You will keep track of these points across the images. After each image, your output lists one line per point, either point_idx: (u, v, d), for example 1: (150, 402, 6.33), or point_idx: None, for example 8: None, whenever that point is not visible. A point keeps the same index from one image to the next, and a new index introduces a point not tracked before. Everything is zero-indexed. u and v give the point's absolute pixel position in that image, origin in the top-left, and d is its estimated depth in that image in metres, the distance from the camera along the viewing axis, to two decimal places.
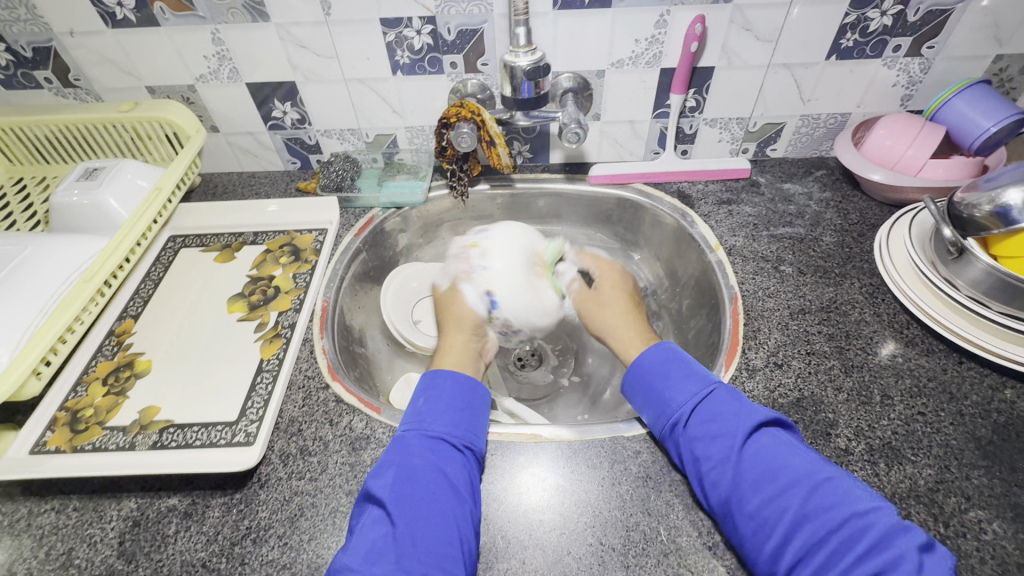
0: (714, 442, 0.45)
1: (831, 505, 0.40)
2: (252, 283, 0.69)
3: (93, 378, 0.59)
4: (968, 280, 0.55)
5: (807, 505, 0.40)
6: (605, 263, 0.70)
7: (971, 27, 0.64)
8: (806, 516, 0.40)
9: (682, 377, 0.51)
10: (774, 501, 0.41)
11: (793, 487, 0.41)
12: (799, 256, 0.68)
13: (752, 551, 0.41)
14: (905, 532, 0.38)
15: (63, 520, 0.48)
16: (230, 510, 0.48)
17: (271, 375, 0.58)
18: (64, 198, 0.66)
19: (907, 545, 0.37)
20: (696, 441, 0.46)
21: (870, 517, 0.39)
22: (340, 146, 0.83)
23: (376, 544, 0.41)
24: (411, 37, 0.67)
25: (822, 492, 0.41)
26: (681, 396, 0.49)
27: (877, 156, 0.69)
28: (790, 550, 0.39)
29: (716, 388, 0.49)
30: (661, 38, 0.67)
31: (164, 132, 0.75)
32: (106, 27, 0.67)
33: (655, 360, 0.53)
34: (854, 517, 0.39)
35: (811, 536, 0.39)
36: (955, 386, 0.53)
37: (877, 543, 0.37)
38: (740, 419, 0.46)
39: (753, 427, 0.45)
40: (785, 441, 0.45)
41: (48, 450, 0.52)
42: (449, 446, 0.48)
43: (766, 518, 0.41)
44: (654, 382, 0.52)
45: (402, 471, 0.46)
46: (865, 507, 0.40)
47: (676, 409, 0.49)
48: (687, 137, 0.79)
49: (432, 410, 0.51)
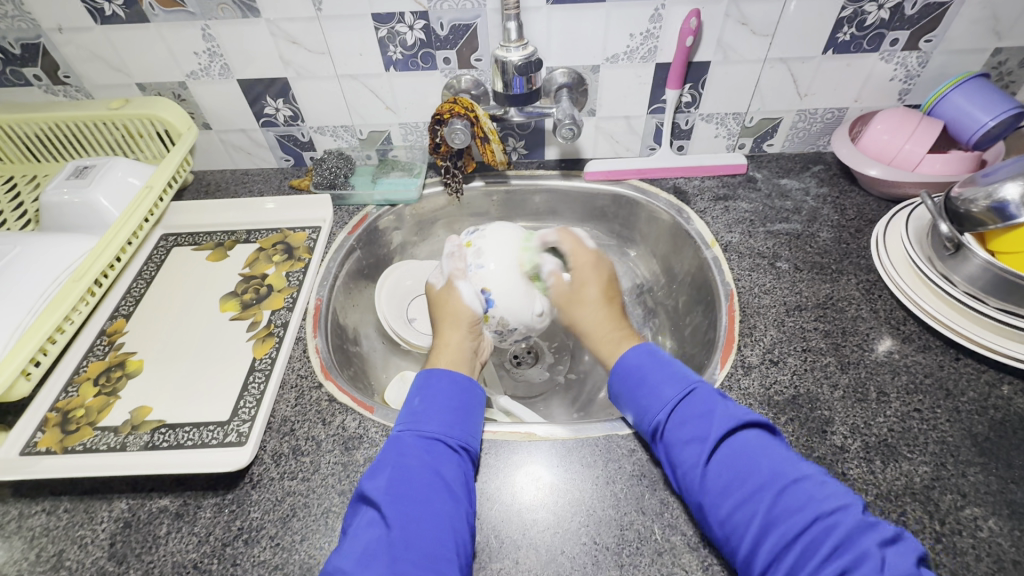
0: (687, 447, 0.45)
1: (797, 506, 0.39)
2: (245, 282, 0.68)
3: (85, 378, 0.58)
4: (965, 276, 0.54)
5: (775, 507, 0.40)
6: (585, 254, 0.64)
7: (970, 21, 0.64)
8: (773, 520, 0.40)
9: (658, 381, 0.50)
10: (744, 505, 0.41)
11: (760, 491, 0.41)
12: (795, 252, 0.67)
13: (730, 554, 0.41)
14: (871, 530, 0.37)
15: (53, 521, 0.48)
16: (222, 511, 0.48)
17: (264, 375, 0.58)
18: (54, 196, 0.65)
19: (871, 543, 0.36)
20: (673, 448, 0.46)
21: (836, 517, 0.38)
22: (333, 143, 0.82)
23: (369, 547, 0.41)
24: (404, 33, 0.66)
25: (790, 494, 0.40)
26: (657, 402, 0.49)
27: (875, 151, 0.69)
28: (762, 553, 0.39)
29: (694, 388, 0.48)
30: (657, 33, 0.66)
31: (155, 129, 0.74)
32: (95, 24, 0.67)
33: (632, 364, 0.52)
34: (820, 517, 0.38)
35: (778, 540, 0.39)
36: (952, 382, 0.53)
37: (841, 543, 0.37)
38: (712, 422, 0.45)
39: (724, 431, 0.44)
40: (758, 441, 0.44)
41: (39, 451, 0.52)
42: (444, 446, 0.48)
43: (737, 522, 0.41)
44: (631, 387, 0.51)
45: (397, 473, 0.45)
46: (833, 506, 0.39)
47: (653, 416, 0.48)
48: (683, 133, 0.79)
49: (427, 410, 0.50)
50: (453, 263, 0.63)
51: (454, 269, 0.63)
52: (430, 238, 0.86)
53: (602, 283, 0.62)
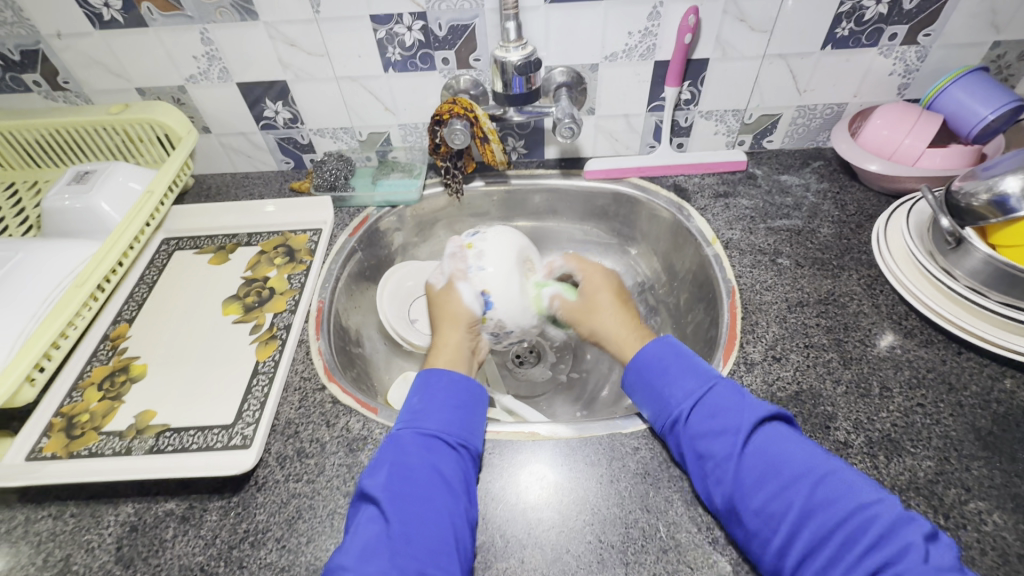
0: (717, 439, 0.45)
1: (836, 498, 0.40)
2: (247, 285, 0.69)
3: (89, 383, 0.58)
4: (967, 270, 0.54)
5: (813, 498, 0.40)
6: (590, 266, 0.66)
7: (968, 14, 0.64)
8: (811, 512, 0.40)
9: (682, 373, 0.50)
10: (779, 497, 0.41)
11: (796, 482, 0.41)
12: (796, 248, 0.67)
13: (759, 546, 0.41)
14: (911, 522, 0.38)
15: (60, 526, 0.48)
16: (228, 514, 0.48)
17: (267, 377, 0.58)
18: (56, 202, 0.66)
19: (913, 533, 0.37)
20: (699, 439, 0.46)
21: (874, 508, 0.39)
22: (333, 145, 0.82)
23: (369, 543, 0.41)
24: (402, 34, 0.66)
25: (827, 485, 0.40)
26: (682, 395, 0.49)
27: (875, 146, 0.69)
28: (798, 544, 0.39)
29: (719, 382, 0.49)
30: (655, 30, 0.66)
31: (155, 134, 0.74)
32: (93, 29, 0.67)
33: (656, 356, 0.53)
34: (858, 508, 0.39)
35: (816, 531, 0.39)
36: (954, 376, 0.53)
37: (884, 534, 0.37)
38: (742, 414, 0.46)
39: (754, 424, 0.45)
40: (786, 434, 0.45)
41: (44, 457, 0.52)
42: (443, 443, 0.48)
43: (772, 513, 0.41)
44: (656, 379, 0.51)
45: (396, 470, 0.45)
46: (869, 497, 0.39)
47: (678, 408, 0.48)
48: (682, 130, 0.79)
49: (426, 408, 0.51)
50: (454, 264, 0.64)
51: (456, 271, 0.63)
52: (430, 239, 0.86)
53: (613, 288, 0.64)
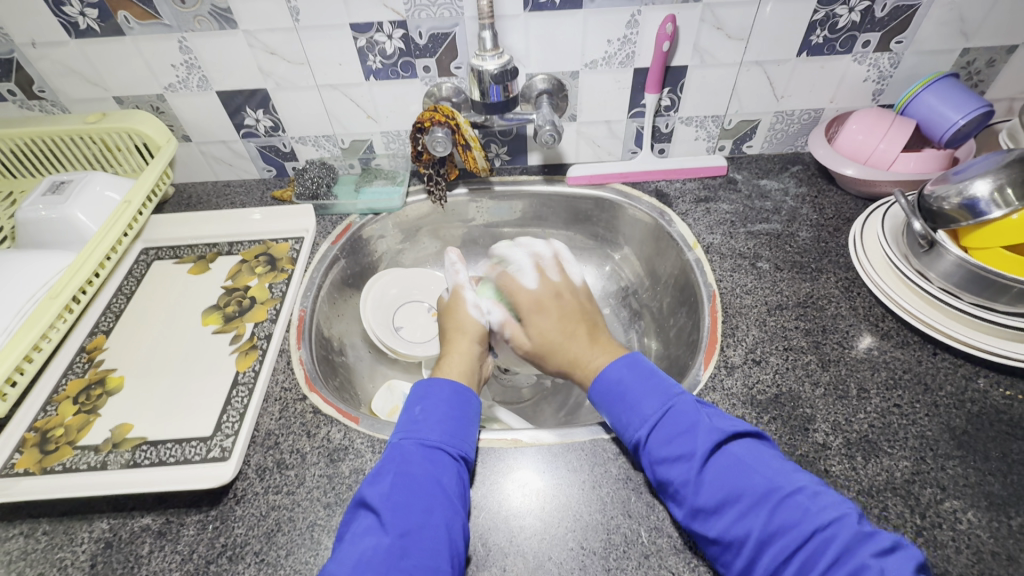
0: (675, 466, 0.44)
1: (794, 521, 0.39)
2: (228, 294, 0.68)
3: (63, 397, 0.57)
4: (940, 272, 0.55)
5: (771, 522, 0.40)
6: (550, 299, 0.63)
7: (938, 22, 0.65)
8: (770, 536, 0.39)
9: (639, 397, 0.49)
10: (737, 524, 0.41)
11: (754, 508, 0.41)
12: (776, 252, 0.68)
13: (724, 565, 0.41)
14: (867, 540, 0.37)
15: (32, 545, 0.47)
16: (205, 527, 0.47)
17: (246, 389, 0.57)
18: (30, 213, 0.65)
19: (867, 554, 0.36)
20: (658, 465, 0.46)
21: (832, 529, 0.38)
22: (315, 153, 0.82)
23: (366, 554, 0.40)
24: (382, 42, 0.67)
25: (785, 509, 0.40)
26: (639, 420, 0.48)
27: (850, 151, 0.70)
28: (760, 567, 0.39)
29: (677, 402, 0.48)
30: (633, 38, 0.67)
31: (134, 143, 0.73)
32: (70, 38, 0.66)
33: (613, 380, 0.52)
34: (817, 530, 0.38)
35: (777, 556, 0.39)
36: (929, 377, 0.54)
37: (840, 555, 0.37)
38: (698, 440, 0.45)
39: (708, 449, 0.44)
40: (745, 456, 0.44)
41: (17, 473, 0.51)
42: (446, 455, 0.48)
43: (733, 538, 0.41)
44: (614, 405, 0.51)
45: (399, 480, 0.45)
46: (826, 519, 0.39)
47: (638, 433, 0.48)
48: (663, 136, 0.79)
49: (428, 418, 0.50)
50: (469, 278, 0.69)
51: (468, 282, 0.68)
52: (414, 246, 0.86)
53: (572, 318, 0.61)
